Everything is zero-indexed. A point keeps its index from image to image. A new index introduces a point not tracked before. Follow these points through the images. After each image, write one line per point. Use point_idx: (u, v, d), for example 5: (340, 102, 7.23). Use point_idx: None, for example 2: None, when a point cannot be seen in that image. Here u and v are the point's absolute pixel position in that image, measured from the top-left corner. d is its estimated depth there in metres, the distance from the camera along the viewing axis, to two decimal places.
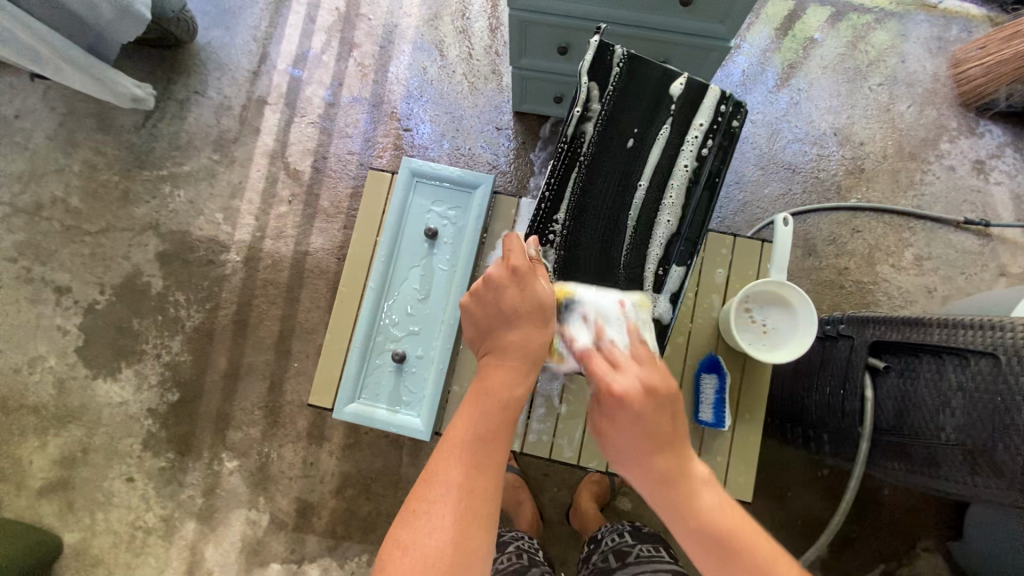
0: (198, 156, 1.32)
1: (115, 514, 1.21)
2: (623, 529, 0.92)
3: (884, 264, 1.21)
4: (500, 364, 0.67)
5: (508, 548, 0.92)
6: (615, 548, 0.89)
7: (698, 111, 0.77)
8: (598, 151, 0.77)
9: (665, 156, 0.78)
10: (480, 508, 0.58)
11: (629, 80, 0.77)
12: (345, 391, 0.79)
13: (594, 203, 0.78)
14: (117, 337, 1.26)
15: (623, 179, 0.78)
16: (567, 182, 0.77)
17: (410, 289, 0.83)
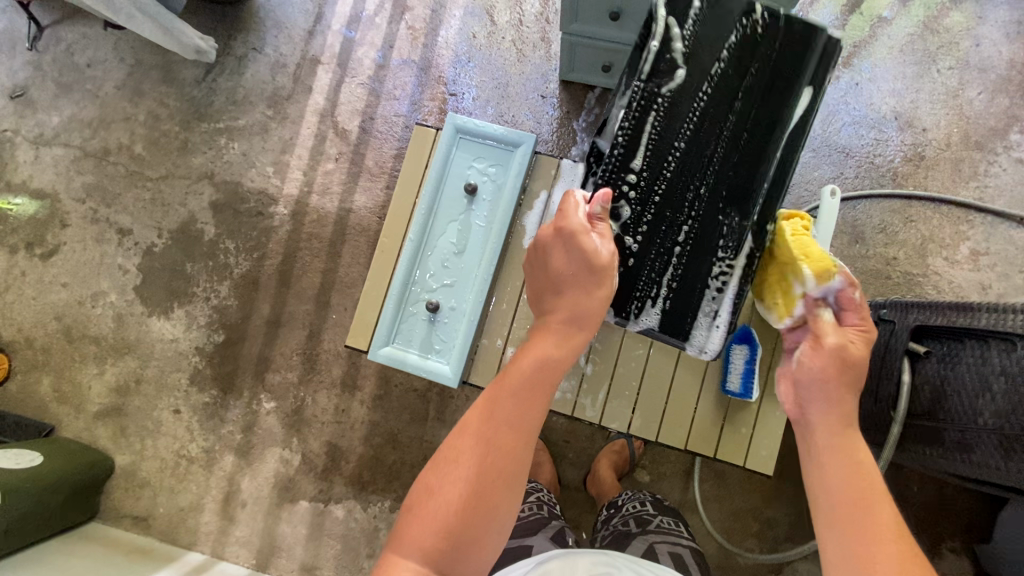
0: (253, 111, 1.38)
1: (162, 442, 1.30)
2: (644, 499, 0.92)
3: (936, 257, 1.16)
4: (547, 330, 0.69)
5: (528, 497, 0.95)
6: (635, 513, 0.88)
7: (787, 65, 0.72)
8: (676, 98, 0.73)
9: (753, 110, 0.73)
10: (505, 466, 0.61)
11: (709, 17, 0.73)
12: (380, 335, 0.83)
13: (671, 150, 0.74)
14: (171, 279, 1.34)
15: (705, 128, 0.74)
16: (641, 128, 0.74)
17: (447, 242, 0.85)
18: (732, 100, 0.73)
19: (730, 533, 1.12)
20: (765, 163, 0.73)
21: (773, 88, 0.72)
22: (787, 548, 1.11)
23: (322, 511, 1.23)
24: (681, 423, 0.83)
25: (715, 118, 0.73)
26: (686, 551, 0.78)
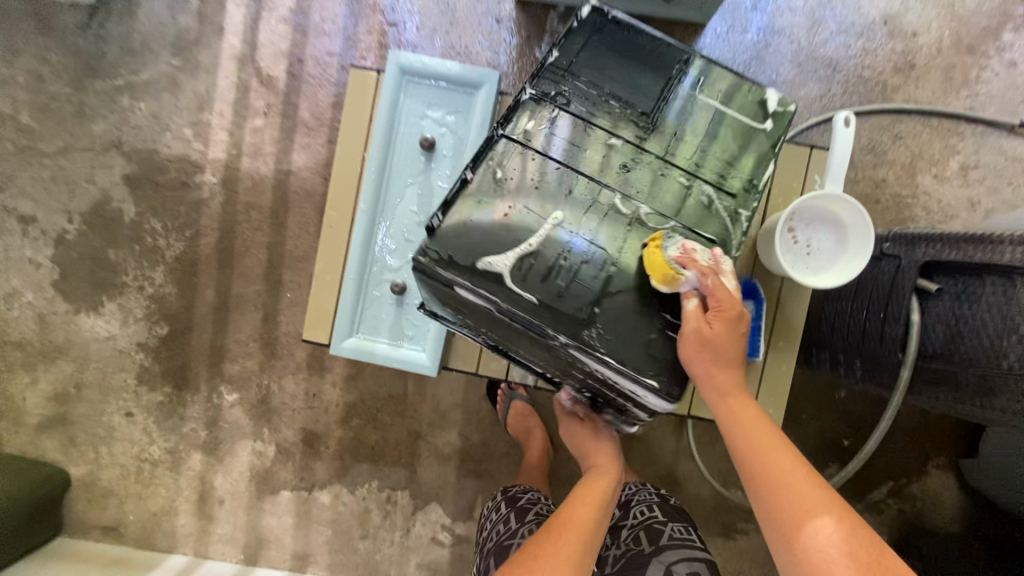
0: (156, 61, 1.16)
1: (119, 447, 1.19)
2: (651, 502, 0.86)
3: (925, 175, 1.10)
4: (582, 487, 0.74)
5: (522, 504, 0.86)
6: (645, 525, 0.82)
7: (581, 36, 0.66)
8: (532, 230, 0.61)
9: (602, 104, 0.65)
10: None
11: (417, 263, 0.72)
12: (341, 326, 0.73)
13: (577, 267, 0.61)
14: (95, 269, 1.18)
15: (581, 202, 0.63)
16: (546, 305, 0.59)
17: (407, 210, 0.73)
18: (572, 139, 0.64)
19: (725, 475, 1.12)
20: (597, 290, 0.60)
21: (594, 60, 0.66)
22: None
23: (307, 499, 1.17)
24: None
25: (580, 192, 0.62)
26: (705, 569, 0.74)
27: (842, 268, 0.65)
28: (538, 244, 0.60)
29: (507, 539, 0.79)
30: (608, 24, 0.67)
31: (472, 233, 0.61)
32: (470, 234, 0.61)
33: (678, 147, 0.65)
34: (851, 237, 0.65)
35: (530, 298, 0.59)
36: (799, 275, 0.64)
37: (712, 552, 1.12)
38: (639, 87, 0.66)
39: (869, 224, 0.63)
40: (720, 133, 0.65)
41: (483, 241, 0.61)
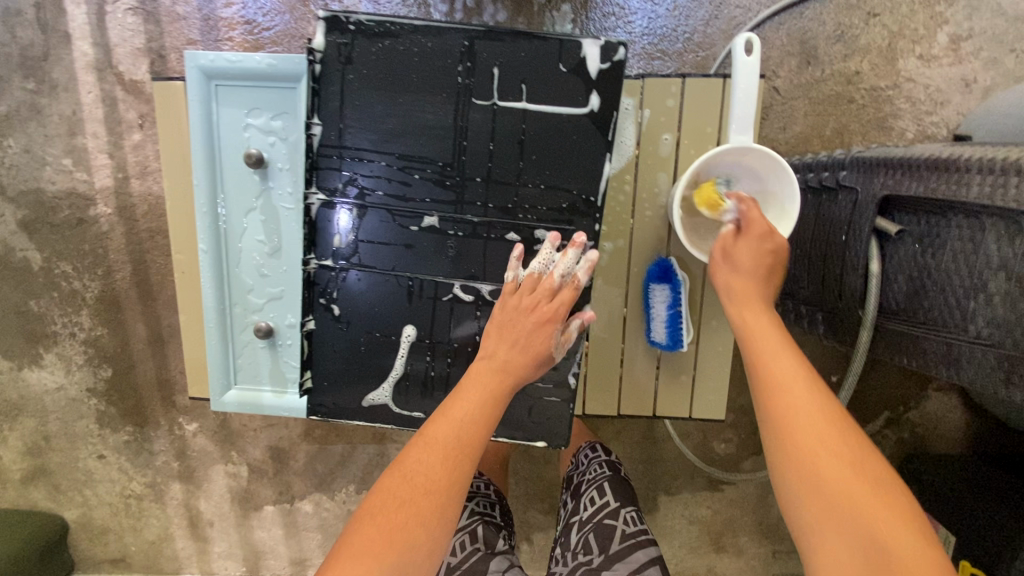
0: (9, 88, 1.03)
1: (102, 488, 1.20)
2: (602, 484, 0.83)
3: (907, 57, 0.90)
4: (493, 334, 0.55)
5: (464, 521, 0.83)
6: (594, 524, 0.78)
7: (336, 82, 0.54)
8: (390, 351, 0.60)
9: (398, 168, 0.56)
10: (437, 508, 0.47)
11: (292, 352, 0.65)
12: (216, 378, 0.65)
13: (446, 371, 0.60)
14: (22, 323, 1.13)
15: (424, 300, 0.59)
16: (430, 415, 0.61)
17: (253, 241, 0.62)
18: (386, 230, 0.57)
19: (706, 430, 1.05)
20: None
21: (366, 112, 0.54)
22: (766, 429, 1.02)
23: (291, 510, 1.17)
24: (609, 386, 0.69)
25: (418, 291, 0.58)
26: (654, 573, 0.71)
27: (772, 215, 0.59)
28: (405, 363, 0.60)
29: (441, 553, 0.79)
30: (357, 47, 0.53)
31: (328, 373, 0.60)
32: (331, 382, 0.61)
33: (496, 188, 0.56)
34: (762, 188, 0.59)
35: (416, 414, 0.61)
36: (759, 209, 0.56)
37: (703, 508, 1.07)
38: (427, 123, 0.55)
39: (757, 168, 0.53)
40: (542, 145, 0.55)
41: (352, 386, 0.61)
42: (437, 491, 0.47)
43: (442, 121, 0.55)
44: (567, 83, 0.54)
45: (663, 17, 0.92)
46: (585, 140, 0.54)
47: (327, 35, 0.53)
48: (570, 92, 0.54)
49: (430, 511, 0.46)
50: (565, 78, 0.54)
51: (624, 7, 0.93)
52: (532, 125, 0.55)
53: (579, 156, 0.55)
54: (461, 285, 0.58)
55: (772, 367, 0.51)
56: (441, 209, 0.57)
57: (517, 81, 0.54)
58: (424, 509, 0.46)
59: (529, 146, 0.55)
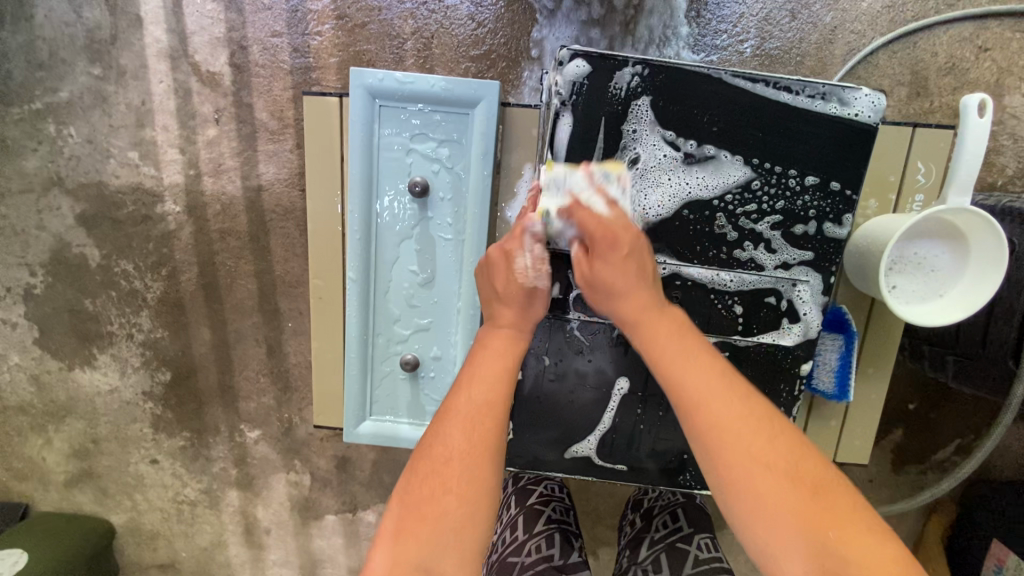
0: (73, 73, 0.96)
1: (153, 493, 1.16)
2: (675, 507, 0.79)
3: (1015, 93, 0.90)
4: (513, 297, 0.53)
5: (538, 527, 0.78)
6: (668, 546, 0.74)
7: (584, 119, 0.55)
8: (601, 405, 0.62)
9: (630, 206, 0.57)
10: (468, 484, 0.47)
11: (439, 386, 0.63)
12: (351, 410, 0.62)
13: (654, 424, 0.63)
14: (75, 321, 1.07)
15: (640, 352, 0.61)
16: (633, 468, 0.64)
17: (406, 269, 0.60)
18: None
19: None
20: (684, 433, 0.63)
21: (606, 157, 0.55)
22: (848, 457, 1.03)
23: (353, 520, 1.15)
24: None
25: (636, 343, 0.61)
26: None
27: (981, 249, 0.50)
28: (615, 416, 0.62)
29: (511, 554, 0.75)
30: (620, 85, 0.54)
31: (520, 414, 0.63)
32: (530, 433, 0.63)
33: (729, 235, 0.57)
34: (967, 233, 0.51)
35: (619, 466, 0.64)
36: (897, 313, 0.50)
37: None
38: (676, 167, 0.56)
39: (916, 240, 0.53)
40: (782, 187, 0.56)
41: (554, 441, 0.63)
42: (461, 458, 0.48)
43: (679, 168, 0.56)
44: (820, 132, 0.55)
45: (777, 39, 0.90)
46: (825, 189, 0.56)
47: (584, 77, 0.54)
48: (822, 141, 0.55)
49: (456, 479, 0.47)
50: (817, 121, 0.55)
51: (737, 26, 0.90)
52: (778, 171, 0.56)
53: (817, 203, 0.56)
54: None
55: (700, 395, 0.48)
56: (677, 256, 0.58)
57: (765, 128, 0.55)
58: (454, 486, 0.47)
59: (769, 190, 0.56)
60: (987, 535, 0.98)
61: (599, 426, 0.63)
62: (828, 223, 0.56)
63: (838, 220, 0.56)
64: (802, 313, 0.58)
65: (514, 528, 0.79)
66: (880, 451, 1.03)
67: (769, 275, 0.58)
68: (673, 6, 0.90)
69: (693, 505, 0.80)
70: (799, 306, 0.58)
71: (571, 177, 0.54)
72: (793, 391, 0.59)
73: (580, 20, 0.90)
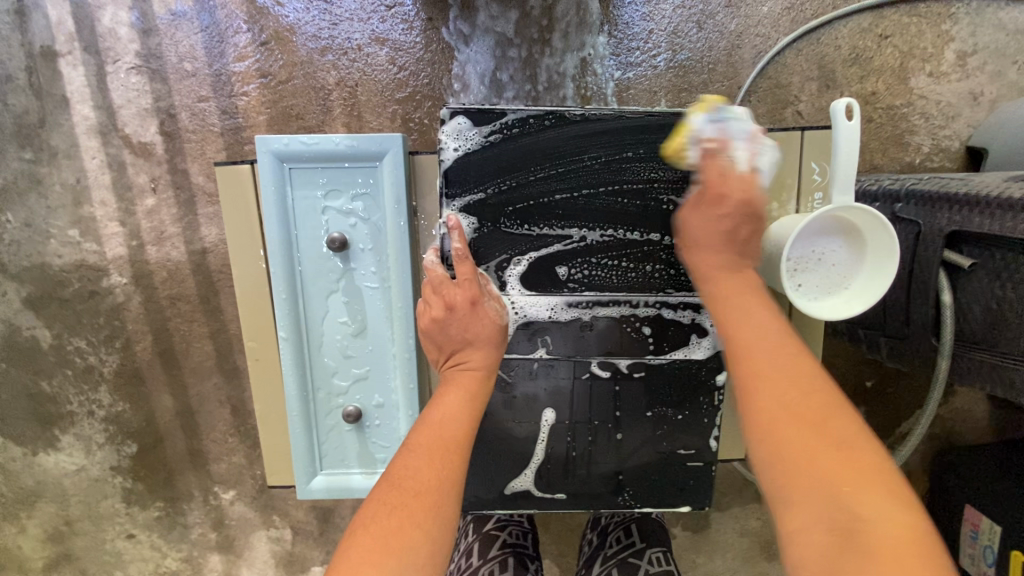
0: (4, 159, 0.96)
1: (134, 568, 1.14)
2: (628, 520, 0.80)
3: (919, 75, 0.94)
4: (468, 344, 0.57)
5: (493, 552, 0.78)
6: (620, 562, 0.75)
7: (479, 173, 0.58)
8: (532, 437, 0.65)
9: (532, 244, 0.60)
10: (431, 513, 0.47)
11: (385, 433, 0.63)
12: (301, 468, 0.63)
13: (586, 449, 0.65)
14: (33, 405, 1.05)
15: (562, 381, 0.64)
16: (573, 495, 0.66)
17: (337, 322, 0.61)
18: (525, 313, 0.62)
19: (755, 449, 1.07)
20: (616, 454, 0.65)
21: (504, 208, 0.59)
22: None
23: None
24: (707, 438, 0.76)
25: (557, 373, 0.64)
26: None
27: (849, 218, 0.53)
28: (547, 444, 0.65)
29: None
30: (502, 138, 0.58)
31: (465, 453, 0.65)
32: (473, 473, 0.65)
33: (629, 263, 0.62)
34: (861, 226, 0.53)
35: (559, 495, 0.66)
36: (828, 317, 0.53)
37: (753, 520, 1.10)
38: (570, 205, 0.60)
39: (798, 246, 0.55)
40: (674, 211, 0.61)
41: (496, 476, 0.65)
42: (428, 491, 0.48)
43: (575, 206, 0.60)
44: (701, 157, 0.59)
45: (688, 49, 0.93)
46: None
47: (471, 133, 0.58)
48: None
49: (423, 512, 0.47)
50: None
51: (649, 41, 0.93)
52: (668, 197, 0.60)
53: None
54: (598, 362, 0.64)
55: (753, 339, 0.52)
56: (588, 287, 0.62)
57: (645, 162, 0.59)
58: (416, 513, 0.47)
59: (656, 212, 0.60)
60: (957, 501, 1.00)
61: (535, 457, 0.65)
62: None
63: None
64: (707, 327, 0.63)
65: (469, 555, 0.79)
66: None
67: (673, 296, 0.63)
68: (585, 30, 0.93)
69: (647, 517, 0.81)
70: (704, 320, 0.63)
71: (733, 121, 0.56)
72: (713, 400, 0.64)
73: (497, 53, 0.93)
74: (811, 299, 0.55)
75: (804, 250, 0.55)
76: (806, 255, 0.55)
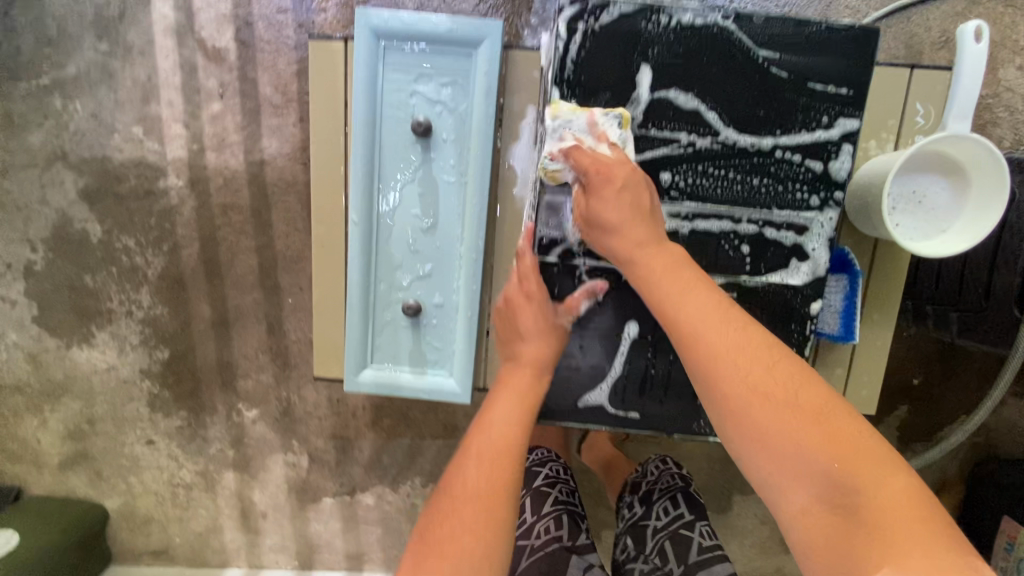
0: (81, 48, 0.97)
1: (149, 476, 1.14)
2: (675, 491, 0.81)
3: (1009, 67, 0.91)
4: (523, 338, 0.60)
5: (546, 508, 0.78)
6: (671, 531, 0.77)
7: (597, 55, 0.57)
8: (612, 349, 0.63)
9: (640, 144, 0.60)
10: (495, 520, 0.50)
11: (441, 333, 0.63)
12: (352, 359, 0.62)
13: (667, 368, 0.63)
14: (74, 298, 1.06)
15: None
16: (647, 415, 0.64)
17: (409, 213, 0.60)
18: None
19: None
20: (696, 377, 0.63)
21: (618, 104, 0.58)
22: None
23: (350, 502, 1.13)
24: None
25: None
26: None
27: (955, 154, 0.53)
28: (627, 360, 0.63)
29: (521, 537, 0.75)
30: (620, 27, 0.57)
31: None
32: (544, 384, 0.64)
33: (734, 173, 0.60)
34: (967, 164, 0.53)
35: (630, 415, 0.64)
36: (936, 252, 0.52)
37: None
38: (682, 106, 0.59)
39: (898, 183, 0.55)
40: (789, 125, 0.59)
41: (567, 391, 0.64)
42: (487, 495, 0.51)
43: (688, 107, 0.59)
44: (822, 64, 0.58)
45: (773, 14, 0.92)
46: (830, 123, 0.59)
47: (595, 21, 0.57)
48: (825, 74, 0.58)
49: (489, 519, 0.50)
50: (817, 50, 0.58)
51: None
52: (783, 109, 0.59)
53: (813, 135, 0.59)
54: None
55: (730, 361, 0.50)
56: (692, 194, 0.60)
57: (761, 68, 0.58)
58: (478, 521, 0.50)
59: (768, 122, 0.59)
60: (997, 513, 0.96)
61: (615, 368, 0.63)
62: (833, 159, 0.59)
63: (837, 151, 0.59)
64: (810, 250, 0.60)
65: (521, 510, 0.79)
66: (886, 429, 1.01)
67: (779, 215, 0.60)
68: None
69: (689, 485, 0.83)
70: (807, 245, 0.61)
71: (574, 121, 0.58)
72: (803, 331, 0.62)
73: None
74: (913, 236, 0.54)
75: (905, 185, 0.55)
76: (907, 190, 0.55)
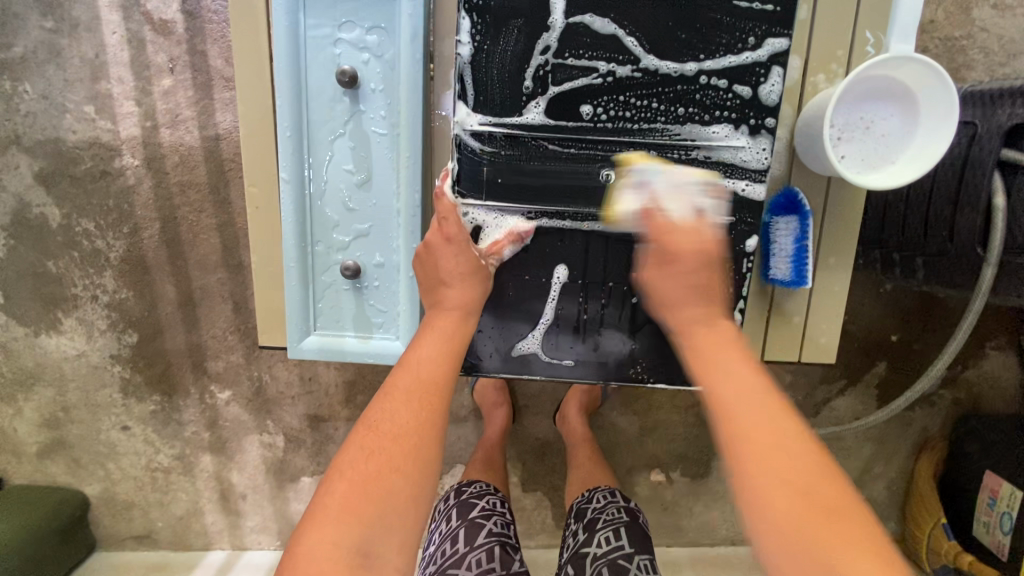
0: (26, 27, 0.95)
1: (127, 462, 1.13)
2: (618, 523, 0.71)
3: (982, 6, 0.88)
4: (436, 306, 0.57)
5: (480, 539, 0.71)
6: (608, 559, 0.67)
7: None
8: (544, 294, 0.64)
9: (558, 76, 0.59)
10: (413, 455, 0.47)
11: (382, 295, 0.62)
12: (294, 325, 0.61)
13: (601, 312, 0.64)
14: (39, 285, 1.05)
15: (576, 238, 0.63)
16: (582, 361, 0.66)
17: (341, 170, 0.58)
18: (545, 153, 0.61)
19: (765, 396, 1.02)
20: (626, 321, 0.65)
21: (532, 31, 0.58)
22: (823, 392, 1.00)
23: None
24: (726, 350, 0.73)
25: (570, 230, 0.63)
26: None
27: (902, 80, 0.55)
28: (558, 305, 0.64)
29: (450, 566, 0.68)
30: None
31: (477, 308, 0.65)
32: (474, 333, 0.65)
33: (660, 101, 0.59)
34: (916, 89, 0.55)
35: (566, 362, 0.66)
36: (888, 183, 0.55)
37: None
38: (596, 33, 0.58)
39: (843, 113, 0.57)
40: (712, 48, 0.58)
41: (503, 339, 0.65)
42: (408, 437, 0.48)
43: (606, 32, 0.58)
44: None
45: None
46: (756, 44, 0.58)
47: None
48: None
49: (409, 454, 0.47)
50: None
51: None
52: (706, 32, 0.58)
53: (739, 62, 0.58)
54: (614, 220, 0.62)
55: (729, 400, 0.46)
56: (618, 125, 0.60)
57: None
58: (397, 458, 0.47)
59: (691, 47, 0.58)
60: (978, 468, 0.94)
61: (548, 313, 0.64)
62: (761, 83, 0.58)
63: (766, 73, 0.58)
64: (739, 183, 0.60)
65: (455, 541, 0.72)
66: (863, 387, 0.99)
67: (710, 144, 0.60)
68: None
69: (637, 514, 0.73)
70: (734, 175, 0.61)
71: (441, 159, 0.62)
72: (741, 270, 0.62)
73: None
74: (862, 168, 0.57)
75: (853, 116, 0.58)
76: (852, 121, 0.58)
